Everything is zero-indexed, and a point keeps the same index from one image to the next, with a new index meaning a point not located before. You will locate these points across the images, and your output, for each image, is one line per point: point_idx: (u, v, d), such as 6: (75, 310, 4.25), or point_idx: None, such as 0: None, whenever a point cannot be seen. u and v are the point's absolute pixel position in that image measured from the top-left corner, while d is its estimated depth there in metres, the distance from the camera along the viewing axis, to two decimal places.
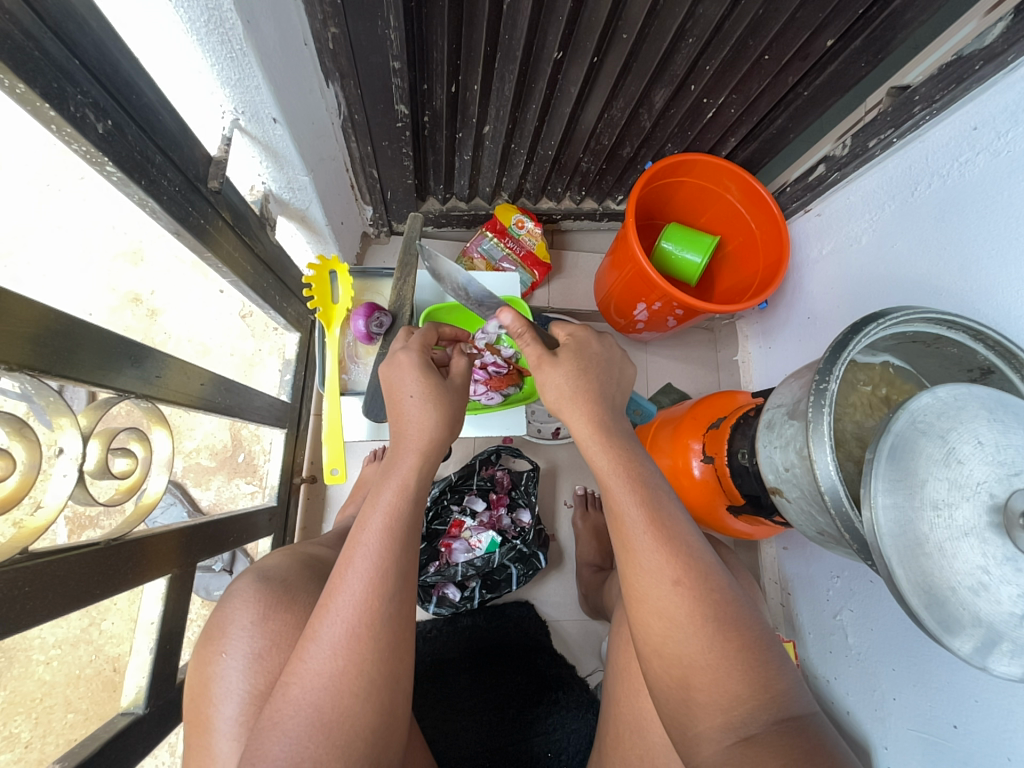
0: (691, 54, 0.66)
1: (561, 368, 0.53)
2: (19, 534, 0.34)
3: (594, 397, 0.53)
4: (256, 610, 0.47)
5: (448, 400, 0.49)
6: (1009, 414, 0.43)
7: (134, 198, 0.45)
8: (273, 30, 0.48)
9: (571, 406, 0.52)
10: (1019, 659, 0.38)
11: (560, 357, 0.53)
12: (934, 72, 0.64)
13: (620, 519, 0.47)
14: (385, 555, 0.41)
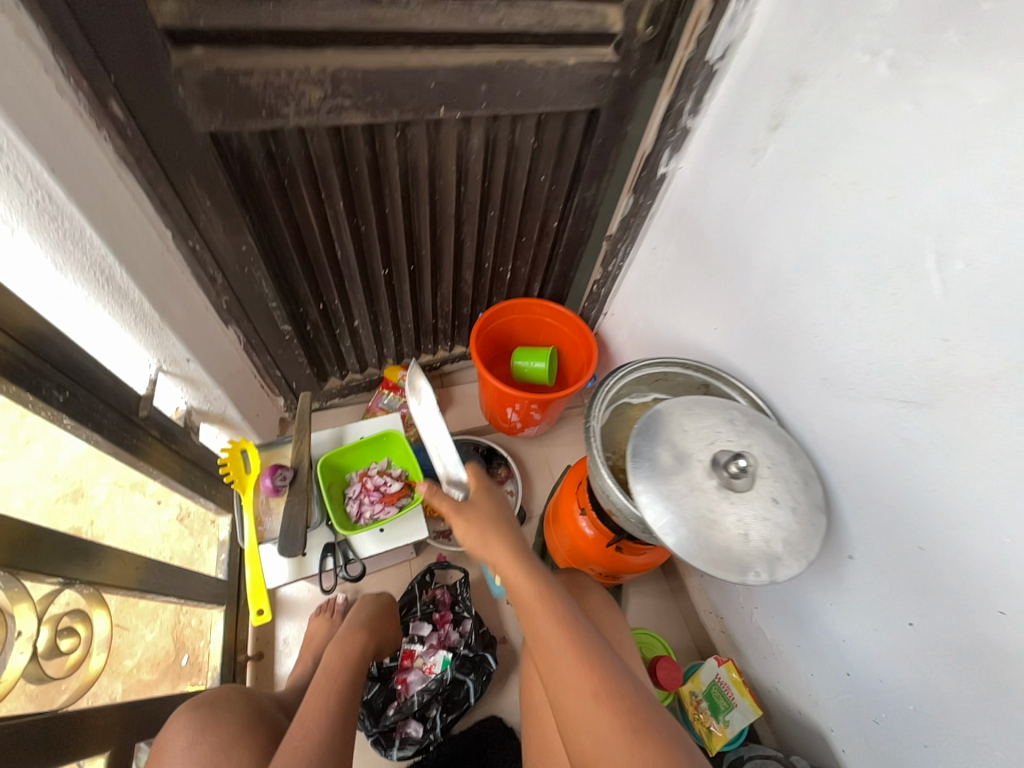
0: (474, 250, 1.02)
1: (471, 515, 0.71)
2: None
3: (502, 533, 0.68)
4: (186, 734, 0.58)
5: (391, 610, 0.94)
6: (697, 407, 0.67)
7: (85, 437, 0.64)
8: (182, 310, 0.74)
9: (491, 546, 0.67)
10: (754, 562, 0.57)
11: (467, 512, 0.71)
12: (622, 225, 1.03)
13: (547, 647, 0.59)
14: (326, 729, 0.63)
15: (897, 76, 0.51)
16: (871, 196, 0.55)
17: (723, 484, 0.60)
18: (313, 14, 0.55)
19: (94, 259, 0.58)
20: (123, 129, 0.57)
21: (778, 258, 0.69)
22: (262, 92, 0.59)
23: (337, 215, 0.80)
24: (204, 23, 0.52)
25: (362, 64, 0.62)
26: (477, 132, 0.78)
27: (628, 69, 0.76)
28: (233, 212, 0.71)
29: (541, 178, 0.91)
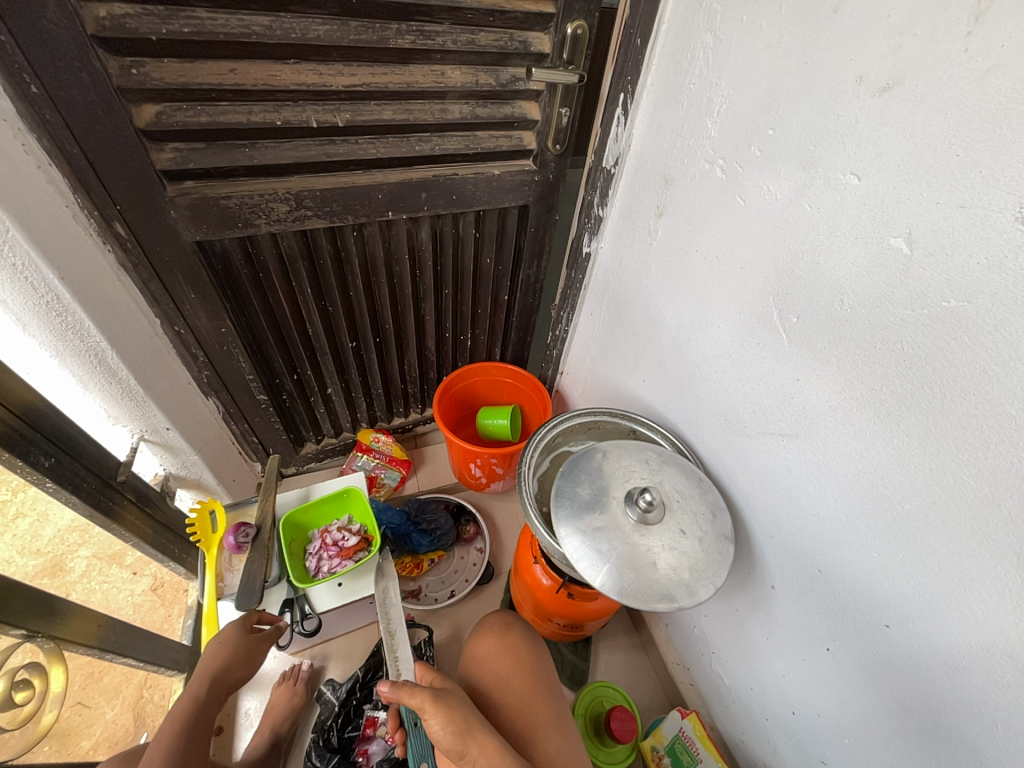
0: (433, 322, 1.15)
1: (438, 712, 0.56)
2: None
3: (461, 710, 0.57)
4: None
5: (261, 644, 0.77)
6: (617, 450, 0.75)
7: (65, 499, 0.71)
8: (164, 384, 0.84)
9: (431, 691, 0.58)
10: (672, 592, 0.61)
11: (442, 697, 0.58)
12: (564, 295, 1.16)
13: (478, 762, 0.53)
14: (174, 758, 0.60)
15: (728, 177, 0.65)
16: (730, 267, 0.68)
17: (638, 519, 0.65)
18: (278, 153, 0.71)
19: (89, 345, 0.70)
20: (124, 243, 0.71)
21: (678, 319, 0.81)
22: (238, 210, 0.74)
23: (305, 299, 0.93)
24: (192, 165, 0.68)
25: (319, 184, 0.77)
26: (424, 227, 0.93)
27: (546, 175, 0.94)
28: (213, 300, 0.84)
29: (486, 260, 1.06)
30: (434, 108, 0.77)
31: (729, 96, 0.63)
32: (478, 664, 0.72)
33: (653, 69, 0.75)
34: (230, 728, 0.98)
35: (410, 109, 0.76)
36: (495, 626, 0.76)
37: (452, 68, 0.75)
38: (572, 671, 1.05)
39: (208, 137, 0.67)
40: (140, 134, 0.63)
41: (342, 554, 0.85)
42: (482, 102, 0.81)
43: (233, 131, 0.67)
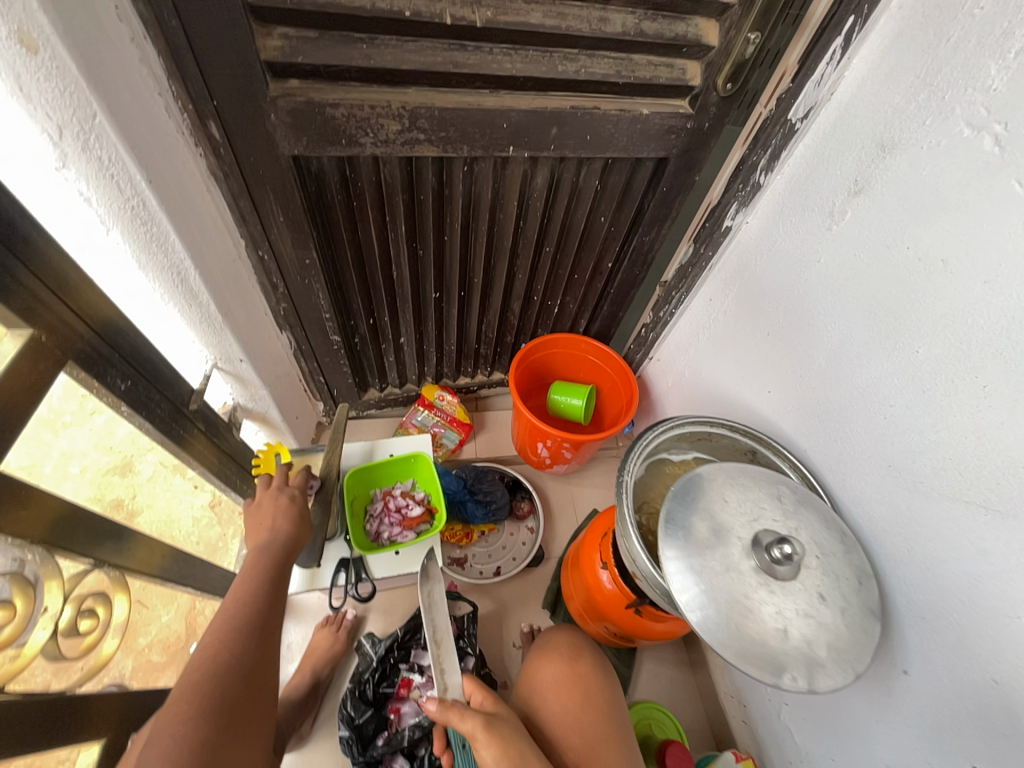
0: (524, 282, 1.02)
1: (491, 744, 0.56)
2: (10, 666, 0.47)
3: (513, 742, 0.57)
4: None
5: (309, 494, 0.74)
6: (743, 476, 0.62)
7: (137, 423, 0.67)
8: (242, 313, 0.78)
9: (486, 720, 0.58)
10: (799, 668, 0.51)
11: (495, 727, 0.57)
12: (679, 272, 1.00)
13: None
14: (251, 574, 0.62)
15: (1005, 153, 0.47)
16: (965, 277, 0.50)
17: (767, 571, 0.54)
18: (400, 55, 0.58)
19: (173, 262, 0.63)
20: (217, 147, 0.62)
21: (848, 330, 0.65)
22: (344, 123, 0.62)
23: (397, 239, 0.83)
24: (301, 60, 0.56)
25: (439, 101, 0.64)
26: (543, 170, 0.79)
27: (701, 121, 0.76)
28: (302, 227, 0.75)
29: (601, 219, 0.91)
30: (592, 16, 0.61)
31: None
32: (541, 687, 0.69)
33: None
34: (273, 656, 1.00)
35: (563, 14, 0.60)
36: (562, 650, 0.72)
37: None
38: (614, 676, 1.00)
39: (323, 25, 0.55)
40: (248, 12, 0.51)
41: (403, 523, 0.81)
42: (651, 15, 0.63)
43: (354, 20, 0.55)
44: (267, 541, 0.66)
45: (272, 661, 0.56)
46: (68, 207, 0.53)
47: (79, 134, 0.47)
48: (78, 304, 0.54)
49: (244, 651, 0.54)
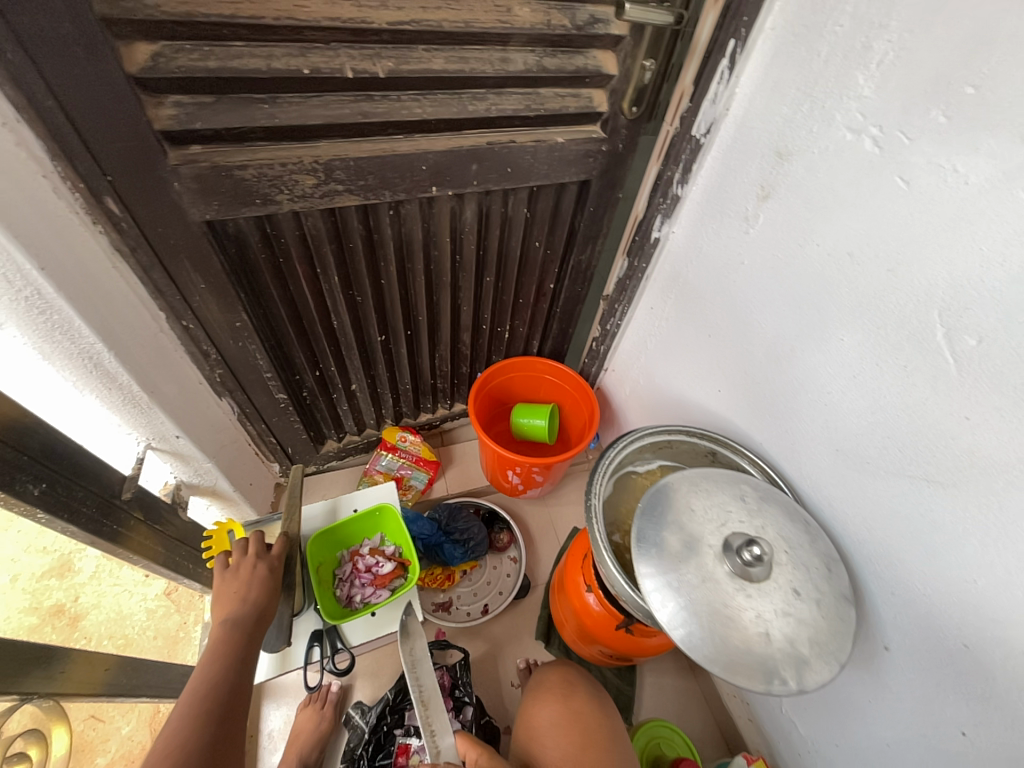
0: (470, 313, 1.01)
1: None
2: None
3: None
4: None
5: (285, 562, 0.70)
6: (706, 481, 0.63)
7: (61, 527, 0.61)
8: (172, 387, 0.73)
9: None
10: (785, 669, 0.51)
11: None
12: (618, 284, 1.03)
13: None
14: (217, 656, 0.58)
15: (884, 152, 0.50)
16: (871, 268, 0.54)
17: (741, 575, 0.54)
18: (304, 111, 0.58)
19: (83, 347, 0.58)
20: (119, 222, 0.58)
21: (779, 325, 0.68)
22: (256, 183, 0.61)
23: (332, 289, 0.80)
24: (200, 126, 0.54)
25: (353, 151, 0.63)
26: (470, 205, 0.79)
27: (615, 144, 0.79)
28: (227, 291, 0.71)
29: (536, 243, 0.92)
30: (493, 57, 0.63)
31: (899, 41, 0.47)
32: (539, 733, 0.67)
33: (776, 9, 0.59)
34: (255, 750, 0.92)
35: (464, 57, 0.61)
36: (556, 689, 0.71)
37: (519, 3, 0.59)
38: (618, 699, 0.97)
39: (219, 89, 0.54)
40: (132, 83, 0.49)
41: (376, 583, 0.77)
42: (550, 51, 0.66)
43: (249, 81, 0.53)
44: (236, 613, 0.62)
45: (228, 761, 0.50)
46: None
47: None
48: None
49: (197, 745, 0.49)
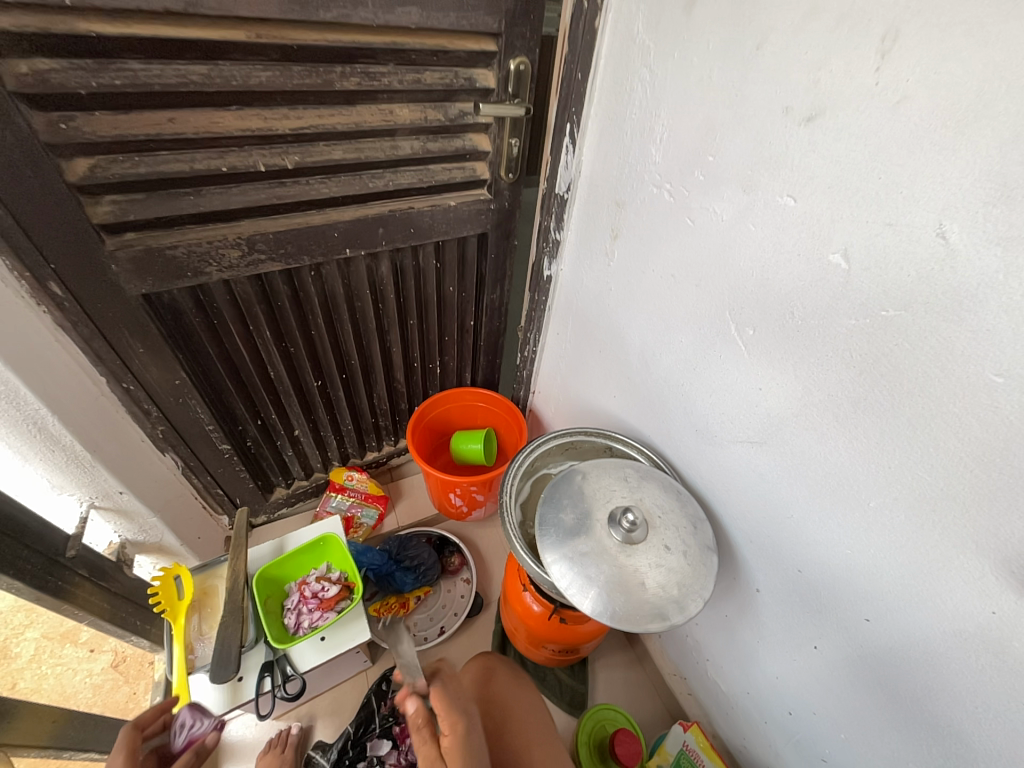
0: (399, 353, 1.13)
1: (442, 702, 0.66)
2: None
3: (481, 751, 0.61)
4: None
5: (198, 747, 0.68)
6: (596, 468, 0.75)
7: (7, 585, 0.65)
8: (115, 445, 0.79)
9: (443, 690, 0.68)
10: (662, 611, 0.61)
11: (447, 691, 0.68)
12: (529, 316, 1.18)
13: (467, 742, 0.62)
14: None
15: (676, 200, 0.68)
16: (687, 284, 0.70)
17: (622, 539, 0.66)
18: (225, 199, 0.70)
19: (27, 413, 0.65)
20: (62, 302, 0.66)
21: (641, 335, 0.83)
22: (186, 259, 0.71)
23: (265, 343, 0.90)
24: (133, 217, 0.65)
25: (271, 227, 0.75)
26: (384, 261, 0.92)
27: (501, 202, 0.96)
28: (165, 354, 0.80)
29: (449, 288, 1.06)
30: (385, 146, 0.78)
31: (669, 125, 0.66)
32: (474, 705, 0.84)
33: (595, 100, 0.78)
34: None
35: (359, 148, 0.76)
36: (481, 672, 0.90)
37: (400, 106, 0.75)
38: (572, 696, 1.03)
39: (148, 187, 0.65)
40: (73, 189, 0.60)
41: (322, 609, 0.82)
42: (432, 137, 0.82)
43: (175, 180, 0.65)
44: None
45: None
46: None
47: None
48: None
49: None
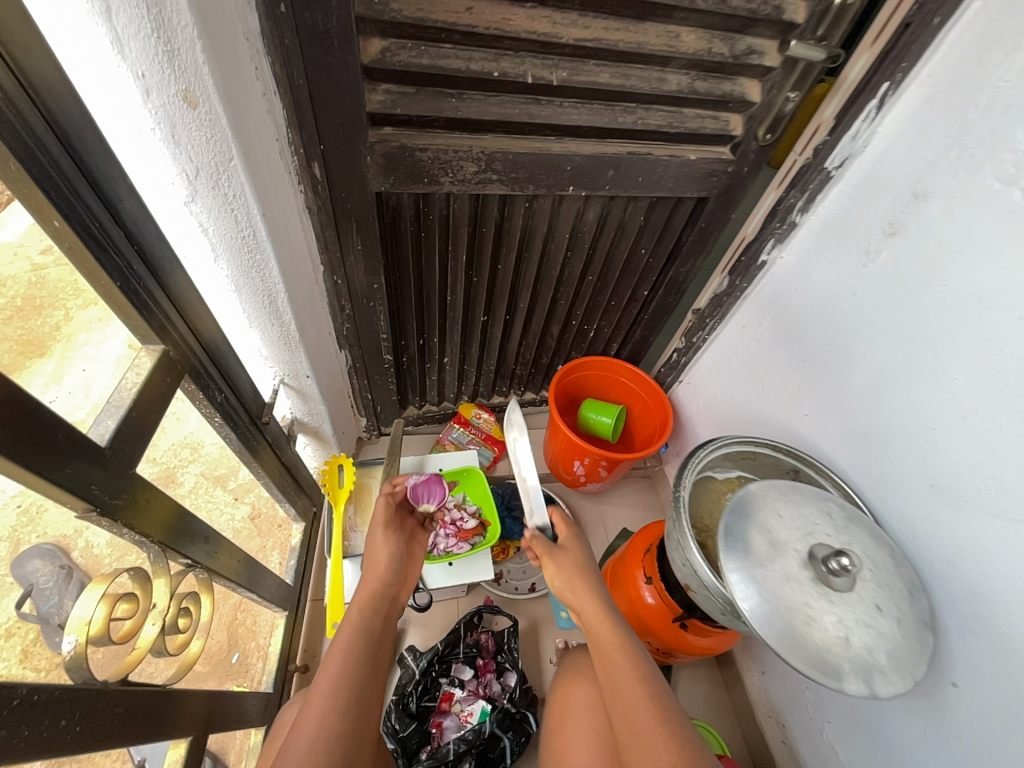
0: (566, 306, 1.07)
1: (564, 560, 0.85)
2: (126, 662, 0.49)
3: (593, 587, 0.80)
4: None
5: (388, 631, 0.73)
6: (792, 493, 0.66)
7: (223, 434, 0.72)
8: (314, 333, 0.84)
9: (580, 582, 0.81)
10: (864, 677, 0.53)
11: (563, 557, 0.85)
12: (710, 300, 1.07)
13: (602, 633, 0.74)
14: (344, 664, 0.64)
15: None
16: (998, 313, 0.56)
17: (823, 582, 0.57)
18: (482, 108, 0.66)
19: (267, 285, 0.68)
20: (316, 184, 0.69)
21: (885, 358, 0.70)
22: (429, 165, 0.69)
23: (457, 268, 0.88)
24: (399, 111, 0.63)
25: (513, 147, 0.71)
26: (594, 208, 0.86)
27: (741, 166, 0.84)
28: (375, 255, 0.81)
29: (641, 250, 0.98)
30: (652, 76, 0.69)
31: None
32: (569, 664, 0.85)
33: (936, 57, 0.62)
34: (314, 666, 0.99)
35: (627, 74, 0.67)
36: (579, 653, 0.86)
37: (687, 31, 0.65)
38: None
39: (420, 82, 0.62)
40: (362, 71, 0.58)
41: (458, 535, 0.87)
42: (703, 76, 0.71)
43: (447, 78, 0.62)
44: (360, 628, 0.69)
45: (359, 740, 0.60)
46: (186, 240, 0.58)
47: (213, 175, 0.53)
48: (192, 323, 0.59)
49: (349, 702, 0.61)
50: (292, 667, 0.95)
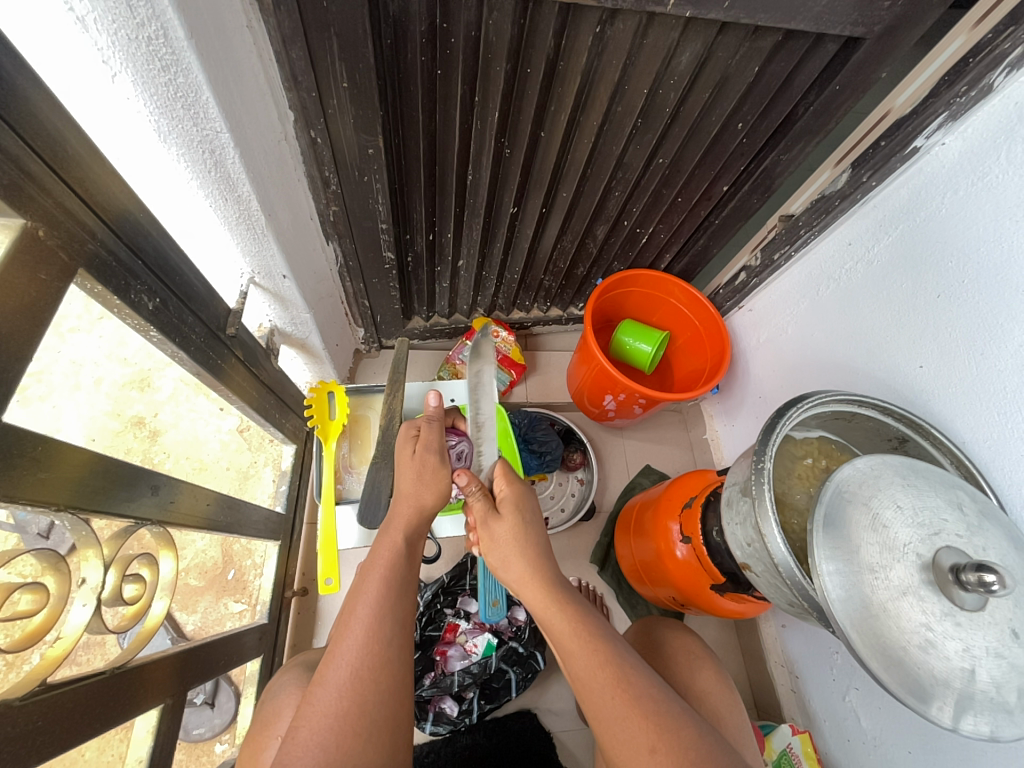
0: (620, 200, 0.82)
1: (498, 533, 0.59)
2: (42, 663, 0.38)
3: (539, 560, 0.57)
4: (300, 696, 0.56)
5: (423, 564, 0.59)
6: (917, 477, 0.51)
7: (170, 352, 0.54)
8: (287, 216, 0.62)
9: (513, 561, 0.57)
10: (987, 715, 0.43)
11: (493, 525, 0.60)
12: (809, 204, 0.82)
13: (550, 623, 0.53)
14: (383, 600, 0.51)
15: None
16: None
17: (952, 600, 0.44)
18: None
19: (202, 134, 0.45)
20: None
21: None
22: None
23: (484, 131, 0.63)
24: None
25: None
26: (691, 46, 0.58)
27: None
28: (369, 101, 0.55)
29: (738, 125, 0.70)
30: None
31: None
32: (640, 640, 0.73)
33: None
34: (314, 590, 0.95)
35: None
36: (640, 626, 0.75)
37: None
38: None
39: None
40: None
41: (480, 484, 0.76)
42: None
43: None
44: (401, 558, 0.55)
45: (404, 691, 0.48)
46: (34, 10, 0.33)
47: None
48: (79, 186, 0.38)
49: (386, 643, 0.49)
50: (290, 592, 0.90)
